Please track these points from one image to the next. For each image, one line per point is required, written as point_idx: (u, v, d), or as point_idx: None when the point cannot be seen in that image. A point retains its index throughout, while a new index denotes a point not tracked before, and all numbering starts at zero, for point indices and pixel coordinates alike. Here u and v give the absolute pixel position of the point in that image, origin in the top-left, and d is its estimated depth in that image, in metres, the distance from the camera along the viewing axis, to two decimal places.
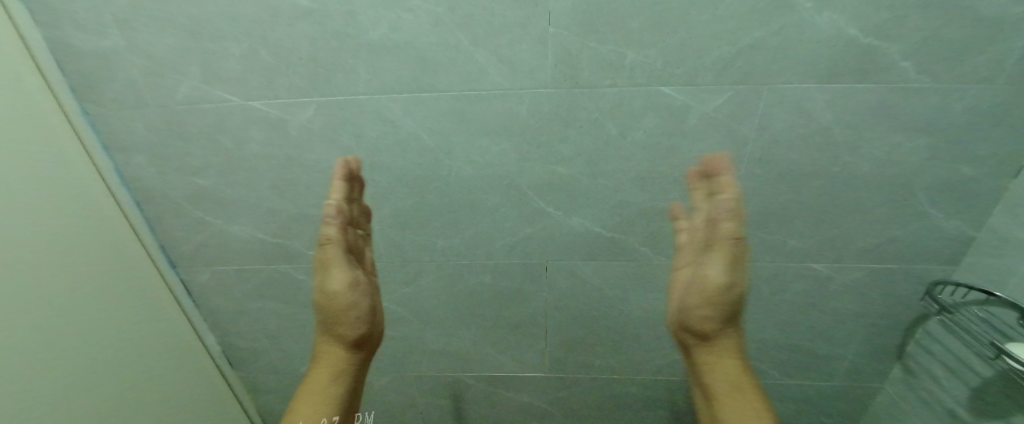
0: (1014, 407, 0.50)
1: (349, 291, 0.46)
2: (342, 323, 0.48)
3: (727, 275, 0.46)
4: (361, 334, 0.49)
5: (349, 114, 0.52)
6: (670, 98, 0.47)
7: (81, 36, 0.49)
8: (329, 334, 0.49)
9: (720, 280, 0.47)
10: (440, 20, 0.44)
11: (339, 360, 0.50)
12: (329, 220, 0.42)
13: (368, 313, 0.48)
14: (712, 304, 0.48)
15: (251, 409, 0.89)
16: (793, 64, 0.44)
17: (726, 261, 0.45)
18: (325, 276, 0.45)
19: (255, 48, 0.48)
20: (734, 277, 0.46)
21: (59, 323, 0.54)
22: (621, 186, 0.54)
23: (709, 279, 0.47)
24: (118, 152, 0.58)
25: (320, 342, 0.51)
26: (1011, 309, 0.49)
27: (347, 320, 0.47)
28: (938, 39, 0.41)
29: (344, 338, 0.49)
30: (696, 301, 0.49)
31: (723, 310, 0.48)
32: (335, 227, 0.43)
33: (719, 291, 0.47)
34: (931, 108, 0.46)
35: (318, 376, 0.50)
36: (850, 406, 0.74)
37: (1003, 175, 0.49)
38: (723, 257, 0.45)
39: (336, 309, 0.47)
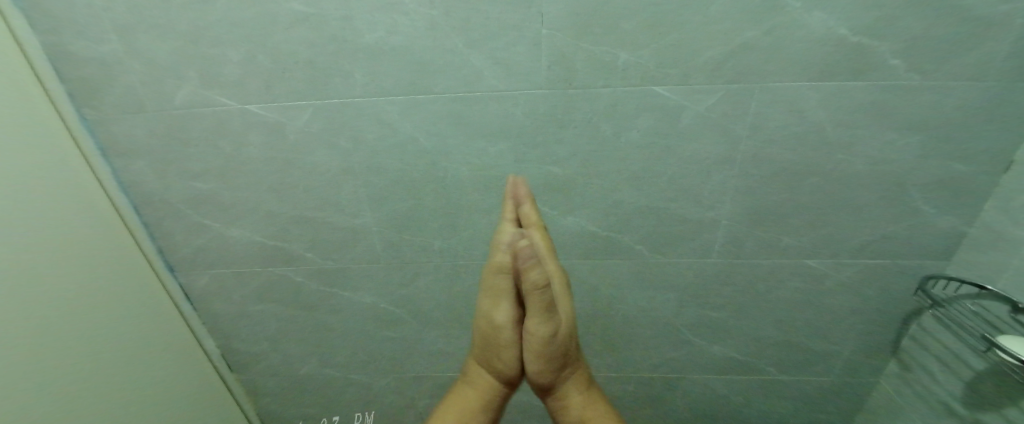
0: (1008, 400, 0.50)
1: (513, 326, 0.46)
2: (501, 356, 0.49)
3: (547, 324, 0.43)
4: (515, 369, 0.50)
5: (347, 117, 0.52)
6: (664, 98, 0.48)
7: (80, 42, 0.49)
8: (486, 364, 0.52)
9: (542, 333, 0.44)
10: (436, 23, 0.45)
11: (489, 389, 0.52)
12: (503, 247, 0.43)
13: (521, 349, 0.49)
14: (540, 357, 0.46)
15: (252, 413, 0.89)
16: (785, 64, 0.45)
17: (540, 310, 0.42)
18: (491, 310, 0.47)
19: (253, 52, 0.48)
20: (553, 325, 0.44)
21: (61, 328, 0.54)
22: (617, 186, 0.55)
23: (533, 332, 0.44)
24: (117, 157, 0.59)
25: (471, 367, 0.55)
26: (1001, 303, 0.49)
27: (505, 355, 0.49)
28: (927, 37, 0.42)
29: (501, 371, 0.51)
30: (530, 357, 0.46)
31: (557, 357, 0.47)
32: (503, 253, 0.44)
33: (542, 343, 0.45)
34: (921, 105, 0.46)
35: (466, 396, 0.53)
36: (847, 401, 0.75)
37: (993, 171, 0.50)
38: (534, 306, 0.42)
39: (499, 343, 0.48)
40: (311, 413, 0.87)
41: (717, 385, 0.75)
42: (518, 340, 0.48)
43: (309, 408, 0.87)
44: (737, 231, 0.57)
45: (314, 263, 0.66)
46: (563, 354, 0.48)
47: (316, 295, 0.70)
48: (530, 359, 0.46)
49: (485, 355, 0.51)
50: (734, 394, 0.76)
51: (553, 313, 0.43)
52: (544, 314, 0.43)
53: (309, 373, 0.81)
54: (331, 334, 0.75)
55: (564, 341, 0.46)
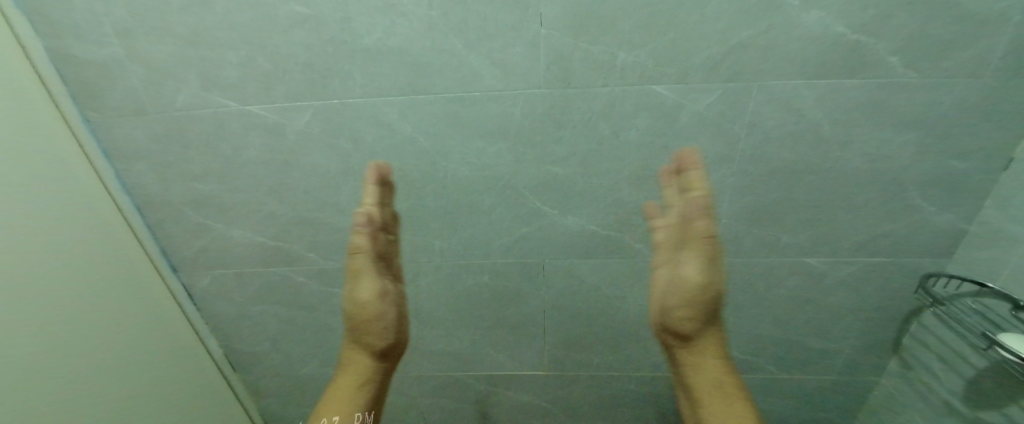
0: (1009, 398, 0.50)
1: (377, 299, 0.50)
2: (372, 332, 0.50)
3: (706, 271, 0.48)
4: (387, 343, 0.51)
5: (346, 118, 0.52)
6: (662, 97, 0.48)
7: (82, 45, 0.49)
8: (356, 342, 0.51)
9: (696, 280, 0.48)
10: (434, 24, 0.45)
11: (366, 368, 0.52)
12: (359, 227, 0.47)
13: (395, 321, 0.52)
14: (690, 303, 0.49)
15: (254, 413, 0.90)
16: (782, 63, 0.45)
17: (705, 257, 0.47)
18: (354, 285, 0.49)
19: (252, 55, 0.48)
20: (710, 275, 0.48)
21: (60, 329, 0.54)
22: (615, 185, 0.55)
23: (690, 277, 0.49)
24: (118, 159, 0.59)
25: (347, 352, 0.53)
26: (1002, 301, 0.49)
27: (375, 329, 0.50)
28: (923, 35, 0.42)
29: (372, 348, 0.51)
30: (678, 299, 0.50)
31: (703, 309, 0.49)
32: (364, 236, 0.47)
33: (696, 289, 0.48)
34: (919, 103, 0.46)
35: (342, 387, 0.51)
36: (849, 400, 0.74)
37: (993, 168, 0.50)
38: (694, 252, 0.48)
39: (364, 318, 0.50)
40: (313, 412, 0.88)
41: None
42: (389, 311, 0.51)
43: (311, 408, 0.87)
44: (736, 230, 0.57)
45: (314, 263, 0.66)
46: (711, 312, 0.49)
47: (316, 295, 0.70)
48: (679, 301, 0.49)
49: (356, 336, 0.51)
50: None
51: (716, 264, 0.48)
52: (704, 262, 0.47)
53: (311, 373, 0.81)
54: (332, 334, 0.75)
55: (716, 296, 0.48)
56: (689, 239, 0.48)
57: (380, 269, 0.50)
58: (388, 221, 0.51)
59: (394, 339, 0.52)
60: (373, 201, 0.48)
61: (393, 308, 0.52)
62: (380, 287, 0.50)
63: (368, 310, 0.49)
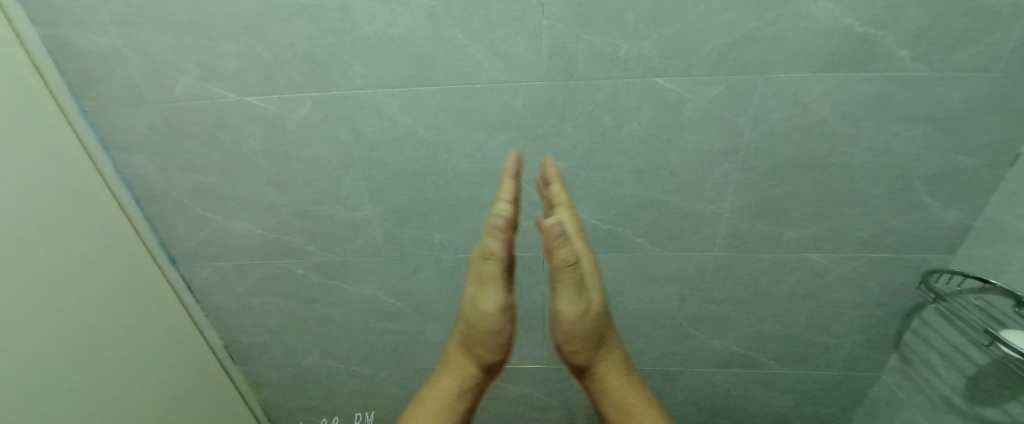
0: (1010, 395, 0.50)
1: (499, 314, 0.47)
2: (486, 344, 0.50)
3: (579, 303, 0.43)
4: (497, 357, 0.51)
5: (346, 109, 0.52)
6: (666, 89, 0.47)
7: (79, 34, 0.49)
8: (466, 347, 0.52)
9: (574, 312, 0.43)
10: (436, 14, 0.44)
11: (467, 375, 0.53)
12: (496, 232, 0.44)
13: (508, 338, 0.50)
14: (574, 337, 0.45)
15: (255, 404, 0.91)
16: (789, 55, 0.44)
17: (569, 288, 0.42)
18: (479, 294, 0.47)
19: (252, 44, 0.48)
20: (586, 302, 0.43)
21: (60, 321, 0.54)
22: (618, 179, 0.55)
23: (566, 312, 0.43)
24: (118, 150, 0.59)
25: (452, 352, 0.55)
26: (1005, 297, 0.49)
27: (491, 342, 0.49)
28: (935, 27, 0.41)
29: (481, 358, 0.52)
30: (560, 334, 0.45)
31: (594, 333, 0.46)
32: (500, 241, 0.44)
33: (577, 320, 0.44)
34: (926, 98, 0.46)
35: (436, 393, 0.54)
36: (847, 395, 0.75)
37: (1000, 164, 0.49)
38: (565, 285, 0.42)
39: (485, 331, 0.49)
40: (314, 404, 0.88)
41: (717, 379, 0.75)
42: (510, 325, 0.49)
43: (311, 400, 0.88)
44: (738, 225, 0.57)
45: (315, 255, 0.66)
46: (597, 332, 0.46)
47: (317, 288, 0.70)
48: (563, 337, 0.45)
49: (467, 342, 0.52)
50: (734, 388, 0.76)
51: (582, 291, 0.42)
52: (574, 293, 0.42)
53: (311, 365, 0.82)
54: (333, 327, 0.75)
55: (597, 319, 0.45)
56: (555, 269, 0.41)
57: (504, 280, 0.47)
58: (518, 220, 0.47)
59: (502, 353, 0.52)
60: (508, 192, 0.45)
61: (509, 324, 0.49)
62: (505, 300, 0.47)
63: (488, 323, 0.47)
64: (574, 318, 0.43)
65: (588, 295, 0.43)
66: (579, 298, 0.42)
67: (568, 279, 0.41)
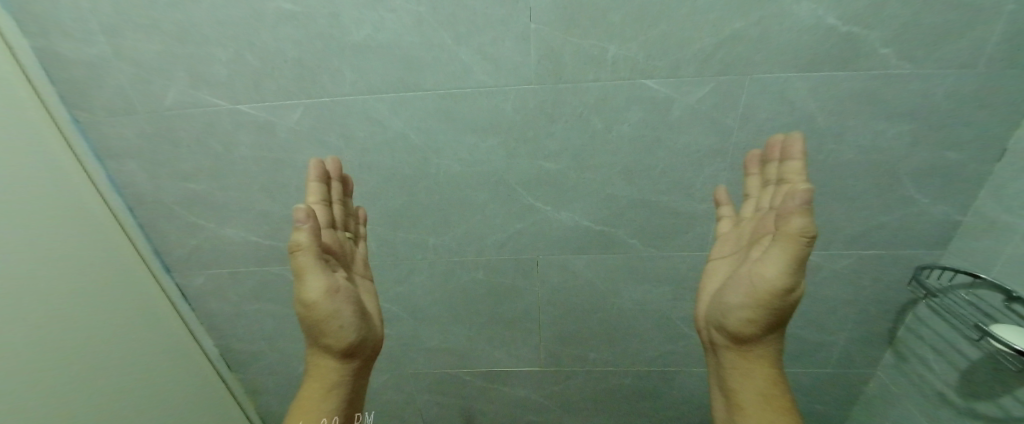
0: (1002, 389, 0.50)
1: (327, 297, 0.39)
2: (326, 332, 0.41)
3: (787, 275, 0.35)
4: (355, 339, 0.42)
5: (337, 115, 0.52)
6: (654, 91, 0.48)
7: (68, 44, 0.49)
8: (316, 346, 0.43)
9: (778, 284, 0.35)
10: (423, 19, 0.45)
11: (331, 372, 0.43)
12: (301, 221, 0.36)
13: (355, 317, 0.42)
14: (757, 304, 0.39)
15: (252, 412, 0.90)
16: (773, 56, 0.44)
17: (765, 244, 0.40)
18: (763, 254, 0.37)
19: (241, 52, 0.48)
20: (793, 278, 0.35)
21: (53, 330, 0.54)
22: (609, 180, 0.55)
23: (763, 277, 0.37)
24: (109, 159, 0.59)
25: (311, 354, 0.44)
26: (995, 292, 0.49)
27: (331, 330, 0.40)
28: (916, 25, 0.42)
29: (331, 349, 0.42)
30: (737, 297, 0.40)
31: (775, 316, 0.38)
32: (307, 232, 0.36)
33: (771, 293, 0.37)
34: (911, 95, 0.46)
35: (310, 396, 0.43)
36: (843, 392, 0.75)
37: (987, 159, 0.49)
38: (764, 241, 0.40)
39: (317, 321, 0.40)
40: None
41: None
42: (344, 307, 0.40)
43: None
44: None
45: None
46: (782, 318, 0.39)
47: None
48: (744, 298, 0.39)
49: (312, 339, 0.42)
50: None
51: (800, 264, 0.35)
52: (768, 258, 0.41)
53: (307, 371, 0.81)
54: None
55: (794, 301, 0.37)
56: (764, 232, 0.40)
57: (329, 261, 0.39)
58: (339, 220, 0.46)
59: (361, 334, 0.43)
60: (316, 194, 0.43)
61: (350, 304, 0.41)
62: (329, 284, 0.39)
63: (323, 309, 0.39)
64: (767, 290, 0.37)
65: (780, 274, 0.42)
66: (788, 268, 0.35)
67: (799, 251, 0.33)
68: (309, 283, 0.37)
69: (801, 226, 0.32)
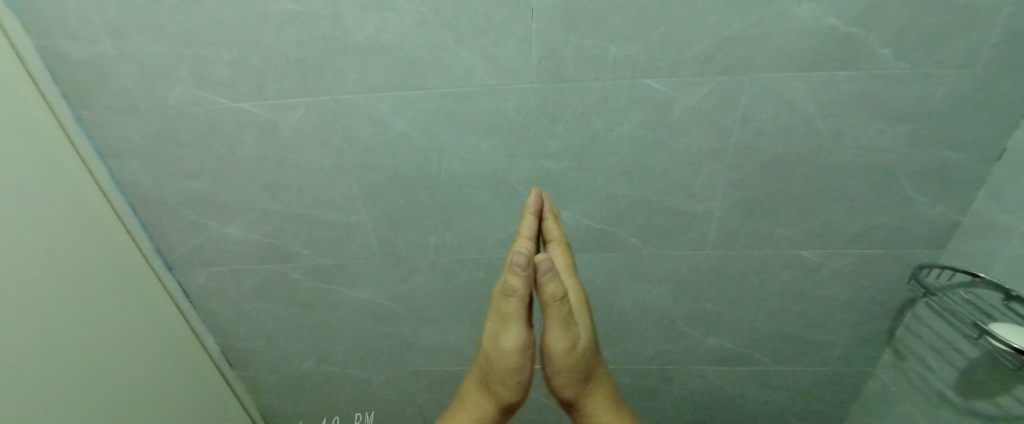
0: (1002, 388, 0.50)
1: (522, 351, 0.42)
2: (504, 383, 0.44)
3: (568, 335, 0.40)
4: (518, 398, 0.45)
5: (339, 115, 0.52)
6: (655, 91, 0.48)
7: (72, 44, 0.49)
8: (484, 390, 0.46)
9: (563, 345, 0.41)
10: (425, 19, 0.45)
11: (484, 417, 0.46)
12: (516, 269, 0.38)
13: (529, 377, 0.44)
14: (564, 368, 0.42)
15: (254, 411, 0.91)
16: (773, 56, 0.45)
17: (558, 319, 0.40)
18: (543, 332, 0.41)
19: (244, 52, 0.48)
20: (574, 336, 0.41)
21: (53, 329, 0.54)
22: (609, 180, 0.55)
23: (555, 344, 0.41)
24: (112, 158, 0.59)
25: (467, 390, 0.49)
26: (995, 291, 0.50)
27: (509, 382, 0.43)
28: (915, 27, 0.42)
29: (498, 399, 0.45)
30: (551, 368, 0.43)
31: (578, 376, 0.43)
32: (523, 277, 0.38)
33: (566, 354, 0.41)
34: (910, 95, 0.46)
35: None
36: (843, 392, 0.75)
37: (985, 159, 0.50)
38: (553, 317, 0.40)
39: (502, 369, 0.43)
40: (312, 409, 0.88)
41: (714, 377, 0.75)
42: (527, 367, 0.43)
43: (309, 405, 0.88)
44: (730, 223, 0.57)
45: (311, 260, 0.66)
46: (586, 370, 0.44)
47: (313, 292, 0.70)
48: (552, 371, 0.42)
49: (484, 382, 0.46)
50: (731, 386, 0.76)
51: (572, 325, 0.40)
52: (566, 325, 0.40)
53: (309, 370, 0.82)
54: (330, 331, 0.75)
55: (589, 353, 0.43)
56: (545, 304, 0.39)
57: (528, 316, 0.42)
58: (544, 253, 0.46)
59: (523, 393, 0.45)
60: (530, 227, 0.45)
61: (530, 363, 0.43)
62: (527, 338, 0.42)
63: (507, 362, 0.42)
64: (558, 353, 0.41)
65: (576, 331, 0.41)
66: (565, 331, 0.40)
67: (558, 312, 0.39)
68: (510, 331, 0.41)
69: (555, 288, 0.38)
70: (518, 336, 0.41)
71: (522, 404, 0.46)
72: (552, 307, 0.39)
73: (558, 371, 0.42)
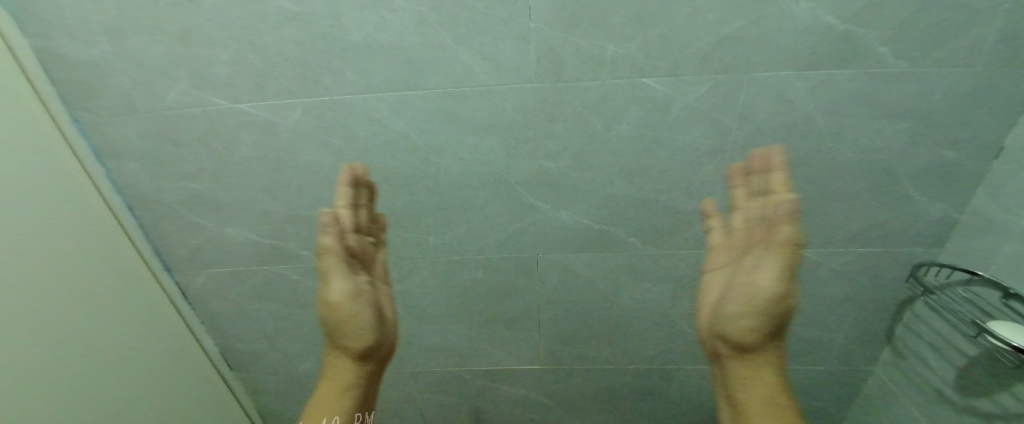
0: (1001, 385, 0.51)
1: (349, 300, 0.47)
2: (348, 332, 0.48)
3: (779, 283, 0.44)
4: (369, 343, 0.49)
5: (338, 115, 0.52)
6: (654, 90, 0.48)
7: (69, 44, 0.49)
8: (335, 348, 0.50)
9: (770, 292, 0.45)
10: (424, 18, 0.45)
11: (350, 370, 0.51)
12: (327, 227, 0.44)
13: (373, 319, 0.49)
14: (755, 311, 0.46)
15: (253, 411, 0.90)
16: (772, 55, 0.45)
17: (778, 264, 0.44)
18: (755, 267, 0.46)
19: (243, 52, 0.48)
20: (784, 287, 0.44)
21: (52, 330, 0.54)
22: (609, 179, 0.55)
23: (760, 285, 0.46)
24: (110, 159, 0.59)
25: (327, 355, 0.52)
26: (992, 289, 0.50)
27: (351, 330, 0.48)
28: (914, 25, 0.42)
29: (351, 349, 0.50)
30: (745, 309, 0.47)
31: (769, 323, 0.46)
32: (332, 235, 0.44)
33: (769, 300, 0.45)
34: (908, 94, 0.46)
35: (326, 395, 0.51)
36: (842, 390, 0.75)
37: (984, 157, 0.50)
38: (776, 257, 0.44)
39: (337, 322, 0.48)
40: None
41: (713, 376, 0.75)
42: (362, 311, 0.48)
43: (309, 406, 0.88)
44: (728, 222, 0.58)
45: (310, 260, 0.66)
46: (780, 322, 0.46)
47: (313, 292, 0.70)
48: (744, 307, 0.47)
49: (335, 342, 0.50)
50: None
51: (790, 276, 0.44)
52: (781, 271, 0.44)
53: (308, 370, 0.82)
54: None
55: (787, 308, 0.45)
56: (771, 241, 0.44)
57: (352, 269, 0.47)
58: (364, 225, 0.50)
59: (376, 338, 0.50)
60: (347, 200, 0.47)
61: (370, 307, 0.49)
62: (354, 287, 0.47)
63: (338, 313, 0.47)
64: (764, 297, 0.45)
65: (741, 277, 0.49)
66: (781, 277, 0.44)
67: (788, 257, 0.43)
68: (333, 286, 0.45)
69: (789, 235, 0.43)
70: (343, 290, 0.46)
71: (381, 349, 0.51)
72: (778, 249, 0.44)
73: (754, 312, 0.47)
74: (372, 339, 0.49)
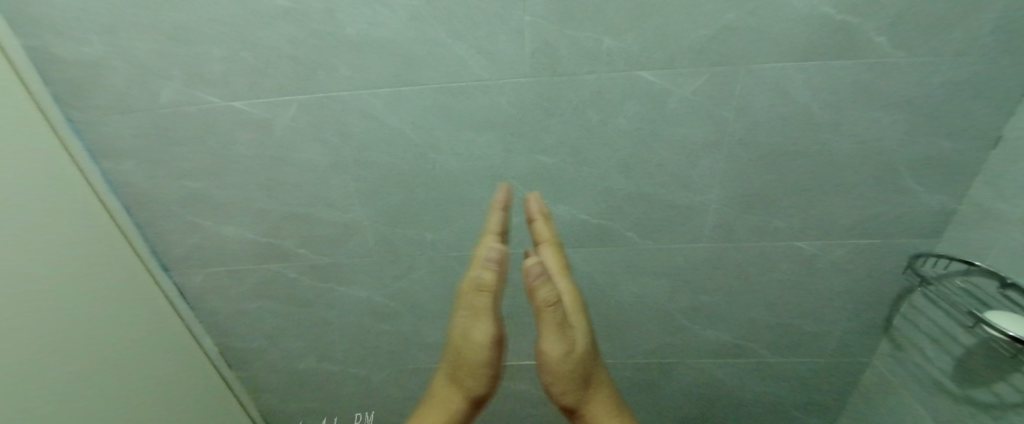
0: (998, 375, 0.51)
1: (488, 346, 0.50)
2: (474, 376, 0.52)
3: (560, 343, 0.44)
4: (483, 390, 0.53)
5: (333, 111, 0.52)
6: (650, 83, 0.48)
7: (61, 43, 0.49)
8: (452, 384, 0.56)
9: (558, 350, 0.45)
10: (418, 13, 0.45)
11: (454, 411, 0.55)
12: (488, 263, 0.49)
13: (494, 368, 0.52)
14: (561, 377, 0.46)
15: (254, 410, 0.91)
16: (768, 46, 0.44)
17: (552, 326, 0.43)
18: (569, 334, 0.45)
19: (236, 49, 0.48)
20: (569, 342, 0.45)
21: (51, 331, 0.54)
22: (606, 173, 0.55)
23: (550, 351, 0.45)
24: (106, 159, 0.59)
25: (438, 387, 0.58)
26: (990, 278, 0.50)
27: (478, 374, 0.52)
28: (912, 14, 0.42)
29: (463, 390, 0.54)
30: (551, 377, 0.47)
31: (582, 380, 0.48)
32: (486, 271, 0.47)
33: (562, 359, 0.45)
34: (905, 84, 0.46)
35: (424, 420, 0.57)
36: (840, 381, 0.75)
37: (982, 147, 0.50)
38: (548, 322, 0.44)
39: (469, 361, 0.52)
40: (312, 407, 0.89)
41: (713, 369, 0.75)
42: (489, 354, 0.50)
43: (309, 403, 0.88)
44: (726, 215, 0.57)
45: (308, 258, 0.66)
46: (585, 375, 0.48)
47: (311, 290, 0.70)
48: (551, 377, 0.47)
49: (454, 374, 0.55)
50: (730, 377, 0.76)
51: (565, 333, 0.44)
52: (556, 334, 0.44)
53: (308, 368, 0.82)
54: (329, 329, 0.75)
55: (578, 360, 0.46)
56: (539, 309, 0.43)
57: (496, 317, 0.50)
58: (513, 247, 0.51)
59: (489, 386, 0.54)
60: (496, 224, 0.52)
61: (499, 353, 0.51)
62: (495, 330, 0.50)
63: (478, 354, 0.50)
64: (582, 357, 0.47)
65: (572, 335, 0.45)
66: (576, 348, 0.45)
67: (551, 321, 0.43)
68: (479, 326, 0.50)
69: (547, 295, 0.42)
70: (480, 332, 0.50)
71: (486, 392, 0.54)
72: (546, 312, 0.44)
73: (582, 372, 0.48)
74: (483, 387, 0.53)
